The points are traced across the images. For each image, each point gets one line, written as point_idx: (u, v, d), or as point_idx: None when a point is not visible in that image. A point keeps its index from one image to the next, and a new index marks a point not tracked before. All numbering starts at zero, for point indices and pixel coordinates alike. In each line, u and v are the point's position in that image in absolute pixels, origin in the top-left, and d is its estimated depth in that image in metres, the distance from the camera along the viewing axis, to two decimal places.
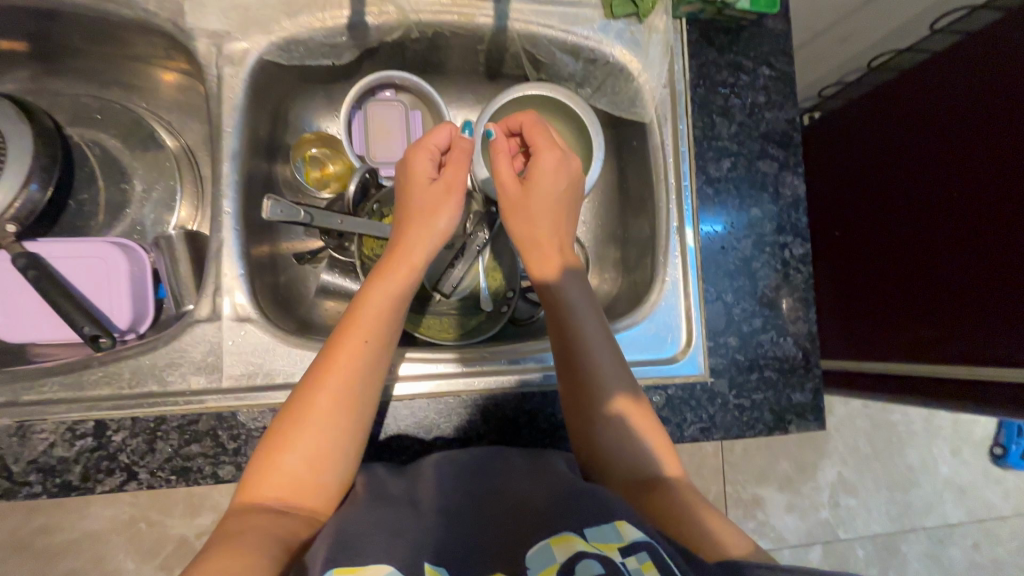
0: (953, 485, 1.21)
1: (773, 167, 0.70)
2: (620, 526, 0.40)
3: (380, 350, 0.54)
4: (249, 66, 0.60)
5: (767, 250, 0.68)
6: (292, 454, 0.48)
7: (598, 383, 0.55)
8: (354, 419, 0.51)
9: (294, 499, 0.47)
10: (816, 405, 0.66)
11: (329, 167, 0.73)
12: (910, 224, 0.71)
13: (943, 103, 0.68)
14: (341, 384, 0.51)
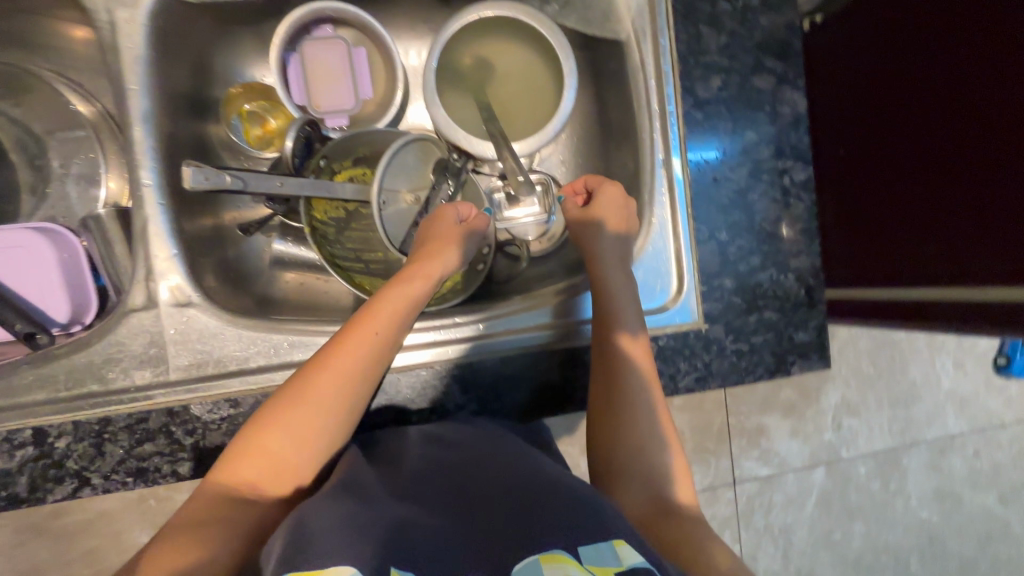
0: (955, 397, 1.20)
1: (770, 81, 0.61)
2: (617, 547, 0.37)
3: (386, 352, 0.51)
4: (148, 7, 0.51)
5: (765, 178, 0.61)
6: (283, 439, 0.46)
7: (626, 372, 0.53)
8: (351, 415, 0.49)
9: (270, 490, 0.45)
10: (819, 344, 0.61)
11: (271, 122, 0.65)
12: (924, 141, 0.63)
13: None
14: (343, 377, 0.48)
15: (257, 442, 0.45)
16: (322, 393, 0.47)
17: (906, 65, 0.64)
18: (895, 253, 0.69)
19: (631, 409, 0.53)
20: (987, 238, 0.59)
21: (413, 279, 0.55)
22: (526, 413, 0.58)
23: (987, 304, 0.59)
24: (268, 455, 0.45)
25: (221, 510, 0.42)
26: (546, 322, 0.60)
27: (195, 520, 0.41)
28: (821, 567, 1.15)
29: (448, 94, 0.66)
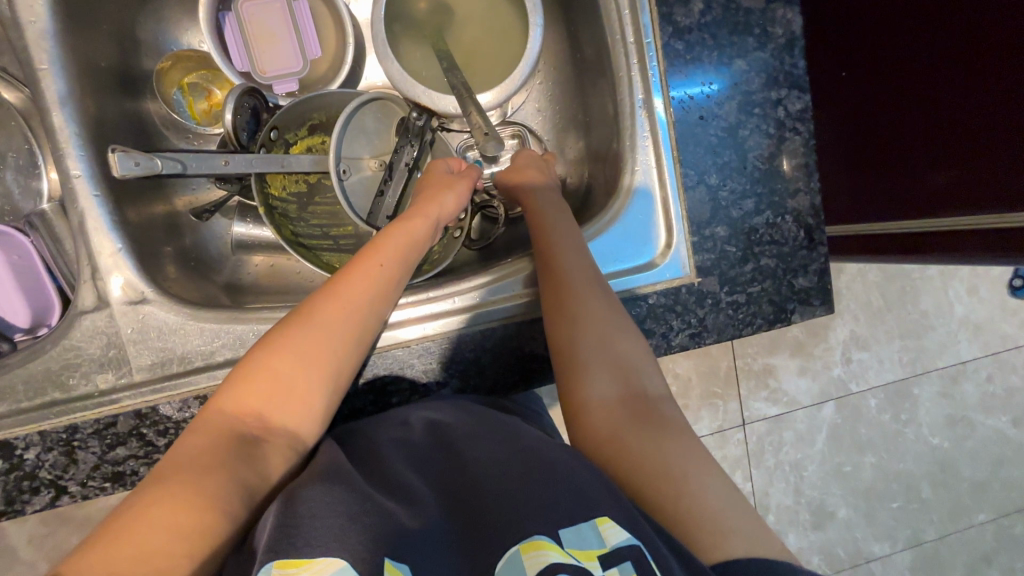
0: (968, 323, 1.16)
1: (758, 1, 0.54)
2: (601, 526, 0.37)
3: (392, 287, 0.49)
4: None
5: (757, 112, 0.55)
6: (292, 363, 0.43)
7: (588, 291, 0.51)
8: (360, 347, 0.46)
9: (275, 421, 0.42)
10: (822, 288, 0.57)
11: (216, 94, 0.60)
12: (929, 51, 0.57)
13: None
14: (350, 304, 0.46)
15: (260, 373, 0.42)
16: (332, 319, 0.45)
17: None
18: (902, 181, 0.64)
19: (623, 336, 0.49)
20: (1000, 158, 0.53)
21: (415, 217, 0.53)
22: (512, 386, 0.55)
23: (999, 231, 0.55)
24: (274, 385, 0.42)
25: (221, 446, 0.39)
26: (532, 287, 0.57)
27: (191, 459, 0.38)
28: (833, 499, 1.15)
29: (403, 43, 0.60)
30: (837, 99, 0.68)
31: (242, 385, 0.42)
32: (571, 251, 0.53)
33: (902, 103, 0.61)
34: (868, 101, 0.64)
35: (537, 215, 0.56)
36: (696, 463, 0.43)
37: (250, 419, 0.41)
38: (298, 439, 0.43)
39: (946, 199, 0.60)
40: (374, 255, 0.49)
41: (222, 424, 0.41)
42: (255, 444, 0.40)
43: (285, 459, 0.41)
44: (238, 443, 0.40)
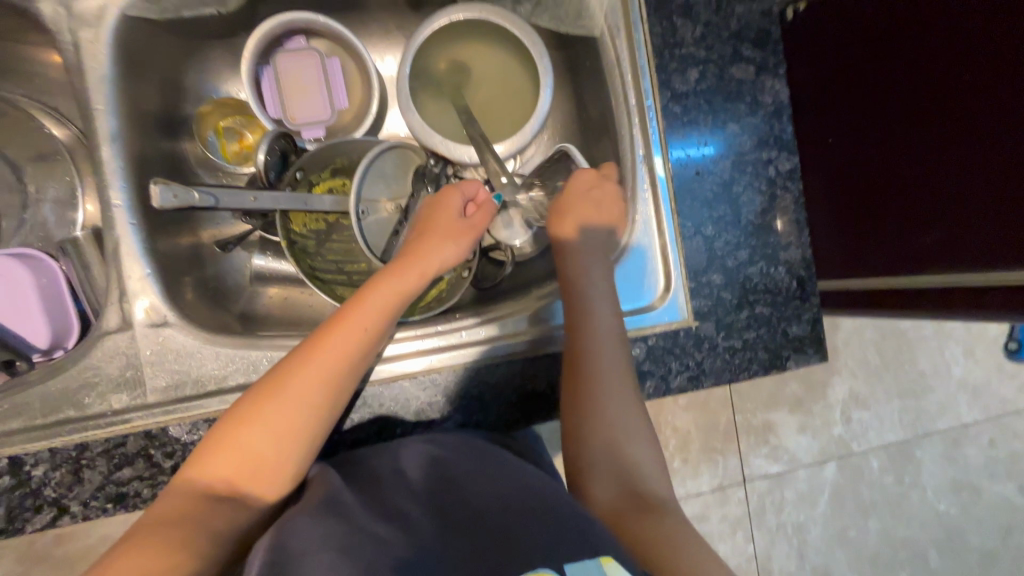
0: (967, 385, 1.17)
1: (749, 72, 0.60)
2: (604, 564, 0.37)
3: (368, 349, 0.49)
4: (111, 26, 0.50)
5: (749, 171, 0.60)
6: (261, 433, 0.44)
7: (593, 364, 0.52)
8: (332, 414, 0.47)
9: (246, 486, 0.43)
10: (815, 336, 0.60)
11: (247, 137, 0.64)
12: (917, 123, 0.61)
13: None
14: (324, 372, 0.47)
15: (233, 435, 0.44)
16: (304, 385, 0.46)
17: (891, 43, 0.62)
18: (889, 241, 0.68)
19: (615, 407, 0.52)
20: (983, 225, 0.57)
21: (404, 273, 0.53)
22: (513, 421, 0.57)
23: (986, 292, 0.58)
24: (244, 448, 0.44)
25: (195, 505, 0.41)
26: (536, 326, 0.59)
27: (168, 514, 0.40)
28: (836, 563, 1.11)
29: (423, 98, 0.65)
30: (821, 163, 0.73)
31: (218, 443, 0.44)
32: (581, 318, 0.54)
33: (891, 168, 0.65)
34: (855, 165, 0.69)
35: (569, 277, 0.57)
36: (686, 547, 0.43)
37: (222, 479, 0.43)
38: (268, 495, 0.44)
39: (934, 259, 0.63)
40: (354, 317, 0.49)
41: (201, 482, 0.42)
42: (227, 503, 0.42)
43: (252, 512, 0.43)
44: (211, 501, 0.41)
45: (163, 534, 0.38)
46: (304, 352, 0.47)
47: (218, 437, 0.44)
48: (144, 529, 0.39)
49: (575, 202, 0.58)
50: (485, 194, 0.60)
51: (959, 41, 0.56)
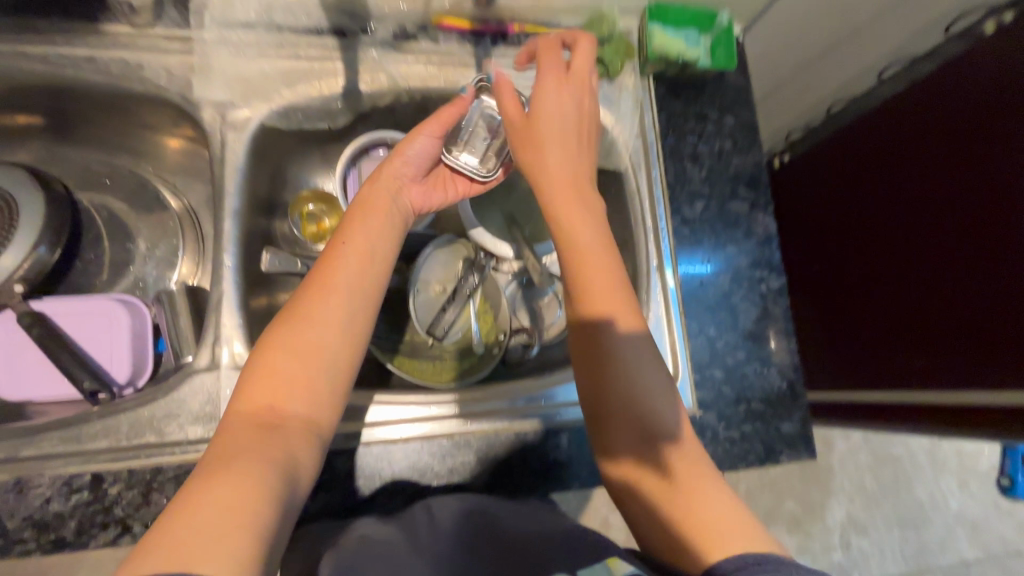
0: (965, 519, 1.21)
1: (744, 207, 0.73)
2: (611, 563, 0.43)
3: (377, 270, 0.54)
4: (251, 131, 0.65)
5: (745, 284, 0.71)
6: (288, 358, 0.46)
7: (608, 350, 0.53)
8: (352, 333, 0.50)
9: (287, 409, 0.45)
10: (805, 435, 0.67)
11: (326, 222, 0.75)
12: (988, 233, 0.76)
13: (887, 161, 0.91)
14: (335, 294, 0.50)
15: (264, 366, 0.46)
16: (322, 308, 0.49)
17: (964, 168, 0.79)
18: (943, 332, 0.82)
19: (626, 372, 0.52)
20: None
21: (380, 207, 0.58)
22: (534, 485, 0.63)
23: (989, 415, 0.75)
24: (277, 375, 0.46)
25: (247, 435, 0.42)
26: (531, 406, 0.64)
27: (229, 448, 0.40)
28: None
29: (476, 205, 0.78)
30: (896, 256, 0.89)
31: (250, 375, 0.46)
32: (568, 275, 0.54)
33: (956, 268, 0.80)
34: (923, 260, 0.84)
35: (607, 357, 0.53)
36: (713, 514, 0.46)
37: (264, 405, 0.44)
38: (313, 420, 0.46)
39: (985, 365, 0.77)
40: (355, 243, 0.54)
41: (242, 416, 0.43)
42: (275, 428, 0.43)
43: (307, 439, 0.45)
44: (261, 427, 0.43)
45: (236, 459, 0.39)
46: (317, 283, 0.50)
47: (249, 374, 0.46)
48: (211, 468, 0.38)
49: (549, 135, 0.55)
50: (465, 95, 0.63)
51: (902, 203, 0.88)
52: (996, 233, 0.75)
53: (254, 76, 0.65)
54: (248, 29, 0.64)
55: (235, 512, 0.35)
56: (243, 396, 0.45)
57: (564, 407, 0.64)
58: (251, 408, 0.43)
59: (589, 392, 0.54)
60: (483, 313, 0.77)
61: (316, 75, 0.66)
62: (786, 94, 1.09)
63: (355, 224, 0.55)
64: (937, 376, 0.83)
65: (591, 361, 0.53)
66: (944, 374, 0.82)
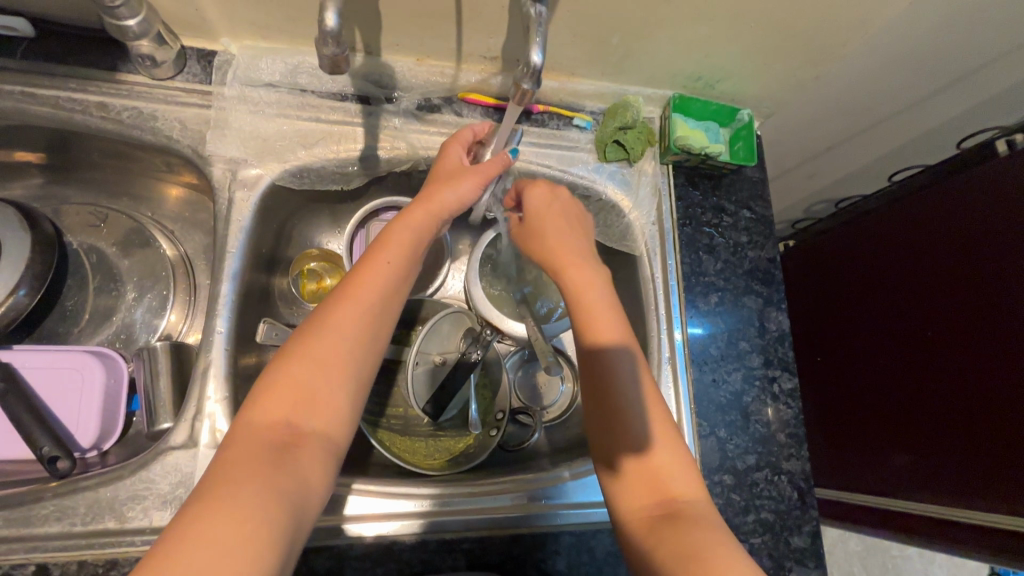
0: None
1: (758, 303, 0.72)
2: None
3: (405, 276, 0.51)
4: (262, 189, 0.62)
5: (757, 384, 0.69)
6: (312, 372, 0.43)
7: (614, 394, 0.50)
8: (373, 350, 0.47)
9: (304, 426, 0.42)
10: (815, 550, 0.64)
11: (327, 281, 0.72)
12: (978, 329, 0.78)
13: (886, 257, 0.95)
14: (364, 302, 0.47)
15: (287, 376, 0.43)
16: (347, 320, 0.46)
17: (954, 257, 0.83)
18: (943, 421, 0.82)
19: (625, 412, 0.49)
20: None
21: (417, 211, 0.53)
22: None
23: (1002, 527, 0.73)
24: (295, 390, 0.43)
25: (260, 457, 0.39)
26: (531, 505, 0.60)
27: (233, 474, 0.38)
28: None
29: (486, 276, 0.75)
30: (904, 342, 0.89)
31: (264, 386, 0.43)
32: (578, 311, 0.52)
33: (948, 353, 0.82)
34: (919, 348, 0.86)
35: (616, 402, 0.50)
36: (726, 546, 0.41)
37: (280, 423, 0.41)
38: (331, 437, 0.43)
39: (988, 452, 0.76)
40: (388, 246, 0.50)
41: (253, 434, 0.40)
42: (290, 449, 0.40)
43: (321, 463, 0.42)
44: (274, 445, 0.40)
45: (238, 489, 0.36)
46: (344, 294, 0.47)
47: (262, 389, 0.43)
48: (217, 489, 0.36)
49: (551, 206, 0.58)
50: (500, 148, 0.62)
51: (901, 292, 0.91)
52: (987, 332, 0.77)
53: (272, 135, 0.63)
54: (271, 88, 0.63)
55: (228, 560, 0.33)
56: (254, 407, 0.42)
57: (566, 509, 0.60)
58: (263, 425, 0.41)
59: (601, 438, 0.50)
60: (482, 389, 0.74)
61: (336, 139, 0.65)
62: (794, 182, 1.10)
63: (392, 234, 0.51)
64: (944, 474, 0.81)
65: (598, 407, 0.50)
66: (953, 473, 0.80)
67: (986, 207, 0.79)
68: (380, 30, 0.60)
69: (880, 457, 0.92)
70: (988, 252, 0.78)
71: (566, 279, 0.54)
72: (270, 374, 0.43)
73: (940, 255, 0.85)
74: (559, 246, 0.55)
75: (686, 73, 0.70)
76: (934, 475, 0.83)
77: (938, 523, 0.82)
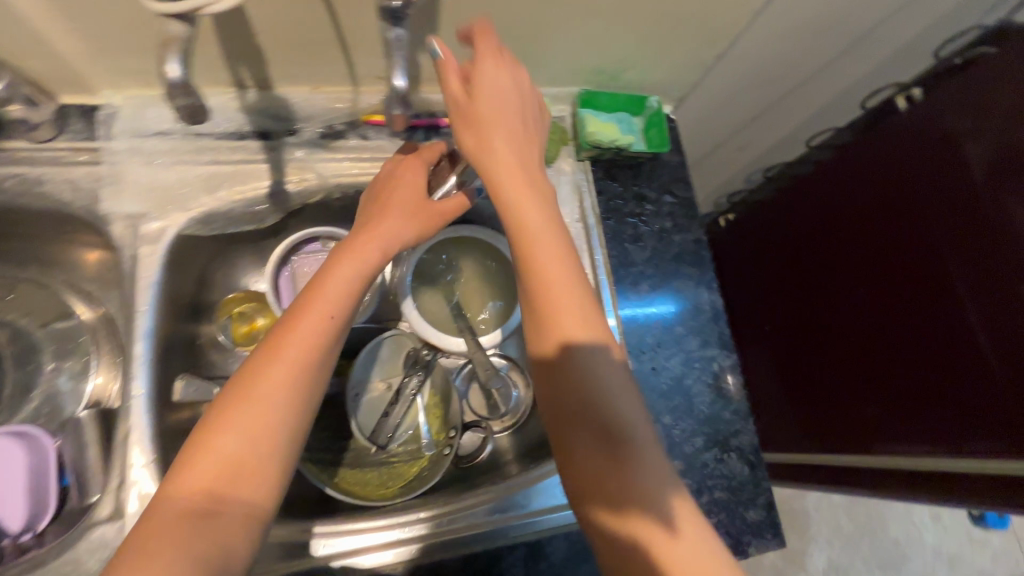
0: (941, 550, 1.54)
1: (690, 285, 0.73)
2: None
3: (342, 328, 0.49)
4: (167, 242, 0.60)
5: (697, 365, 0.70)
6: (234, 435, 0.42)
7: (575, 373, 0.46)
8: (308, 406, 0.46)
9: (230, 493, 0.41)
10: (772, 521, 0.65)
11: (258, 321, 0.70)
12: (910, 287, 0.81)
13: (813, 225, 0.98)
14: (299, 353, 0.46)
15: (207, 443, 0.42)
16: (277, 377, 0.44)
17: (878, 213, 0.86)
18: (895, 371, 0.84)
19: (590, 393, 0.46)
20: (983, 389, 0.74)
21: (370, 241, 0.52)
22: None
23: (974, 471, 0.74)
24: (219, 456, 0.41)
25: (178, 527, 0.38)
26: (504, 517, 0.61)
27: (153, 546, 0.37)
28: None
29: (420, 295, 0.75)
30: (847, 304, 0.92)
31: (191, 453, 0.42)
32: (537, 269, 0.47)
33: (886, 305, 0.85)
34: (861, 307, 0.89)
35: (576, 377, 0.46)
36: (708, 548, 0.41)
37: (200, 493, 0.40)
38: (256, 506, 0.42)
39: (949, 392, 0.78)
40: (330, 287, 0.49)
41: (175, 502, 0.40)
42: (211, 518, 0.40)
43: (246, 529, 0.41)
44: (192, 516, 0.39)
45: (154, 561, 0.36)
46: (271, 345, 0.46)
47: (188, 453, 0.42)
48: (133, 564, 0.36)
49: (483, 103, 0.47)
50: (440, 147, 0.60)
51: (834, 256, 0.94)
52: (925, 284, 0.80)
53: (172, 183, 0.61)
54: (163, 136, 0.61)
55: None
56: (181, 473, 0.41)
57: (539, 515, 0.61)
58: (187, 493, 0.40)
59: (562, 424, 0.47)
60: (432, 408, 0.73)
61: (240, 179, 0.63)
62: (725, 157, 1.12)
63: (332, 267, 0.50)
64: (908, 425, 0.83)
65: (557, 385, 0.47)
66: (912, 426, 0.83)
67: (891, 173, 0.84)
68: (267, 64, 0.59)
69: (840, 420, 0.95)
70: (907, 203, 0.82)
71: (516, 225, 0.48)
72: (196, 440, 0.42)
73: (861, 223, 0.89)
74: (518, 183, 0.48)
75: (589, 68, 0.70)
76: (900, 427, 0.84)
77: (913, 475, 0.82)
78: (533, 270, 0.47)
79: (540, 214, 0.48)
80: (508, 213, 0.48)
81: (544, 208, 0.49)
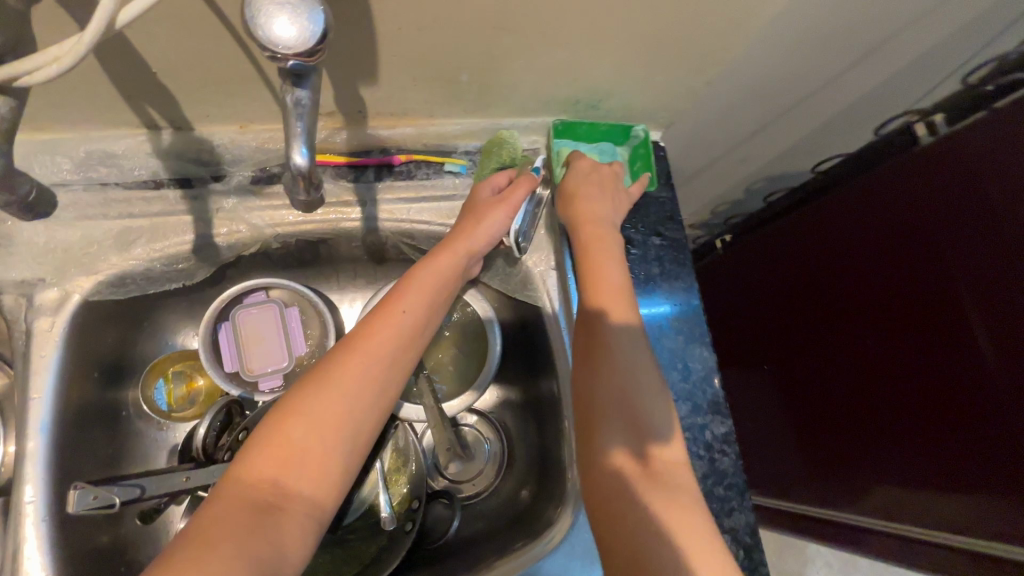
0: None
1: (679, 341, 0.64)
2: None
3: (418, 333, 0.49)
4: (68, 313, 0.53)
5: (686, 434, 0.62)
6: (307, 425, 0.41)
7: (615, 358, 0.51)
8: (381, 404, 0.45)
9: (295, 487, 0.40)
10: None
11: (197, 380, 0.63)
12: (922, 313, 0.73)
13: (819, 248, 0.90)
14: (377, 349, 0.46)
15: (280, 428, 0.41)
16: (354, 371, 0.44)
17: (887, 230, 0.78)
18: (902, 410, 0.76)
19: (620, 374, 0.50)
20: (994, 436, 0.65)
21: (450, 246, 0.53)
22: None
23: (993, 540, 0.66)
24: (290, 444, 0.40)
25: (242, 513, 0.37)
26: None
27: (216, 529, 0.36)
28: None
29: None
30: (852, 333, 0.83)
31: (259, 440, 0.41)
32: (593, 269, 0.56)
33: (894, 336, 0.77)
34: (867, 338, 0.81)
35: (613, 358, 0.51)
36: (714, 542, 0.42)
37: (265, 480, 0.39)
38: (318, 507, 0.40)
39: (961, 439, 0.69)
40: (409, 292, 0.50)
41: (240, 487, 0.38)
42: (273, 512, 0.38)
43: (304, 531, 0.39)
44: (256, 505, 0.37)
45: (215, 548, 0.34)
46: (353, 338, 0.46)
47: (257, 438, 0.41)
48: (194, 548, 0.34)
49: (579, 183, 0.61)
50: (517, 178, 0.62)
51: (841, 280, 0.85)
52: (937, 311, 0.71)
53: (75, 243, 0.54)
54: (64, 188, 0.53)
55: None
56: (250, 455, 0.40)
57: None
58: (252, 480, 0.39)
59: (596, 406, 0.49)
60: (391, 478, 0.65)
61: (157, 235, 0.55)
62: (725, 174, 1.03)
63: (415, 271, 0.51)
64: (914, 475, 0.75)
65: (591, 363, 0.51)
66: (920, 477, 0.75)
67: (906, 199, 0.76)
68: (176, 104, 0.50)
69: (843, 464, 0.87)
70: (921, 219, 0.73)
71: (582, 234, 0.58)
72: (269, 424, 0.41)
73: (869, 250, 0.81)
74: (591, 212, 0.58)
75: (562, 97, 0.61)
76: (908, 477, 0.76)
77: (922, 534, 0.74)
78: (589, 271, 0.56)
79: (605, 235, 0.58)
80: (580, 222, 0.58)
81: (611, 238, 0.58)
